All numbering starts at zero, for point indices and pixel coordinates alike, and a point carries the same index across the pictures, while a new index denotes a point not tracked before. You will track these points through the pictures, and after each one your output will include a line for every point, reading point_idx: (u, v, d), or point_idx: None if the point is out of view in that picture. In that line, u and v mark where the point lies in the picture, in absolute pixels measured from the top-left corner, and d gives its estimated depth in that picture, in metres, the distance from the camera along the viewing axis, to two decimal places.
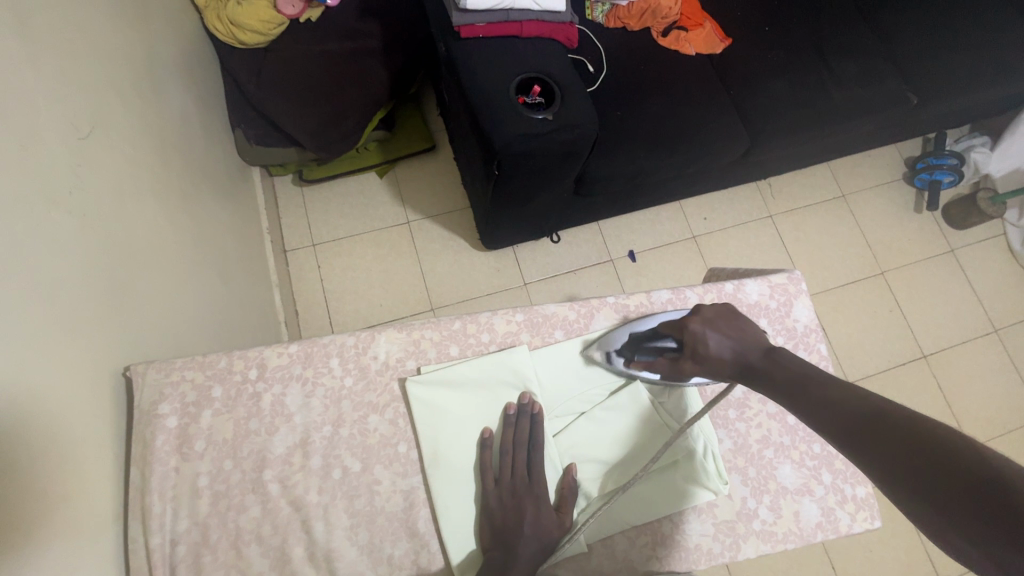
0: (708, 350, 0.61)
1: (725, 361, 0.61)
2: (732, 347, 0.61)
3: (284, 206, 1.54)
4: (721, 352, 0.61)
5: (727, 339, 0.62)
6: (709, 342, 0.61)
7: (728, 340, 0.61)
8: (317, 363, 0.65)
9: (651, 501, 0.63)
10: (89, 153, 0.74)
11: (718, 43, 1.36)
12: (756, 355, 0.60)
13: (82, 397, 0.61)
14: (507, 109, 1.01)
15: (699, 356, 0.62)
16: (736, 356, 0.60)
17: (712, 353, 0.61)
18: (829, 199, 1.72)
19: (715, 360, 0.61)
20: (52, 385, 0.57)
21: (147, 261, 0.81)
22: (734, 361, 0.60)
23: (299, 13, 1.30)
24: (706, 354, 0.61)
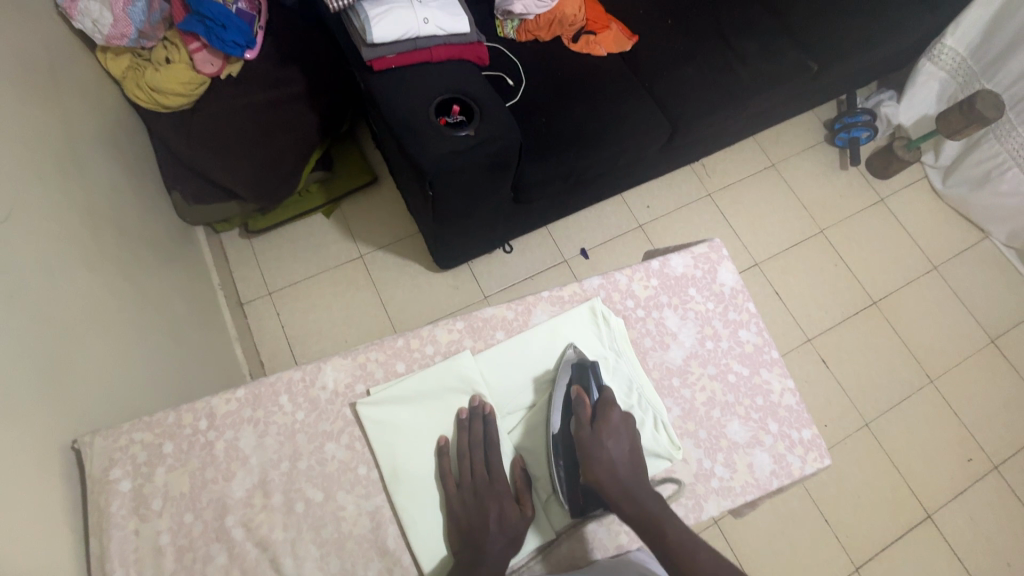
0: (596, 451, 0.61)
1: (598, 470, 0.60)
2: (615, 463, 0.61)
3: (234, 259, 1.53)
4: (602, 461, 0.60)
5: (618, 448, 0.62)
6: (606, 441, 0.62)
7: (622, 451, 0.62)
8: (267, 403, 0.65)
9: None
10: (11, 236, 0.73)
11: (626, 41, 1.43)
12: (628, 475, 0.60)
13: (31, 473, 0.60)
14: (430, 131, 1.04)
15: (590, 447, 0.61)
16: (611, 472, 0.60)
17: (599, 453, 0.61)
18: (761, 170, 1.81)
19: (592, 459, 0.61)
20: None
21: (87, 333, 0.81)
22: (602, 475, 0.60)
23: (219, 70, 1.31)
24: (595, 452, 0.61)
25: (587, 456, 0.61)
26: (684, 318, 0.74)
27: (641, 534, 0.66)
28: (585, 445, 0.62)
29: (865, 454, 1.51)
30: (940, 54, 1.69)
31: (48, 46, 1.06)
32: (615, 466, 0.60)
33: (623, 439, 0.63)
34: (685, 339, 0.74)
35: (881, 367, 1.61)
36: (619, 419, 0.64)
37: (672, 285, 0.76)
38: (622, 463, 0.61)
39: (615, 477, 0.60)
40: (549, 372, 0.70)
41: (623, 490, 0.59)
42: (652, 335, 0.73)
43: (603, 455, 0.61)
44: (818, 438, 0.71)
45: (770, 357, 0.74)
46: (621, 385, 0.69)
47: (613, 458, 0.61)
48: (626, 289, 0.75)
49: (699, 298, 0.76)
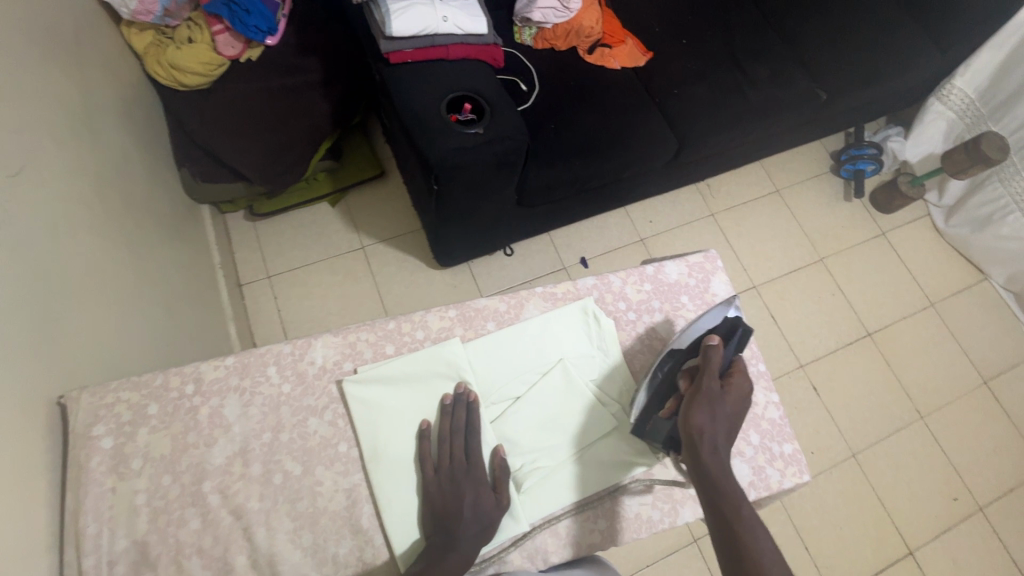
0: (703, 405, 0.60)
1: (696, 418, 0.59)
2: (717, 418, 0.60)
3: (237, 240, 1.55)
4: (712, 406, 0.60)
5: (725, 410, 0.61)
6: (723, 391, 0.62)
7: (727, 412, 0.61)
8: (254, 373, 0.66)
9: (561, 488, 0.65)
10: (19, 191, 0.74)
11: (640, 57, 1.45)
12: (722, 436, 0.60)
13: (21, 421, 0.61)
14: (440, 127, 1.06)
15: (698, 394, 0.60)
16: (712, 419, 0.59)
17: (707, 410, 0.60)
18: (765, 195, 1.82)
19: (701, 410, 0.59)
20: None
21: (85, 294, 0.82)
22: (700, 426, 0.59)
23: (239, 54, 1.34)
24: (705, 406, 0.60)
25: (702, 398, 0.60)
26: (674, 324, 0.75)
27: (615, 534, 0.65)
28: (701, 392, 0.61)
29: (850, 485, 1.50)
30: (949, 93, 1.71)
31: (75, 16, 1.08)
32: (718, 433, 0.59)
33: (731, 407, 0.62)
34: None
35: (871, 400, 1.61)
36: (740, 385, 0.63)
37: (665, 291, 0.77)
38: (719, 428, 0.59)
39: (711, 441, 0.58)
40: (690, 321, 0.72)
41: (714, 442, 0.58)
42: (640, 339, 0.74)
43: (710, 415, 0.60)
44: (799, 453, 0.71)
45: (756, 370, 0.75)
46: (605, 384, 0.71)
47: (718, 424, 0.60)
48: (619, 291, 0.76)
49: (690, 307, 0.76)
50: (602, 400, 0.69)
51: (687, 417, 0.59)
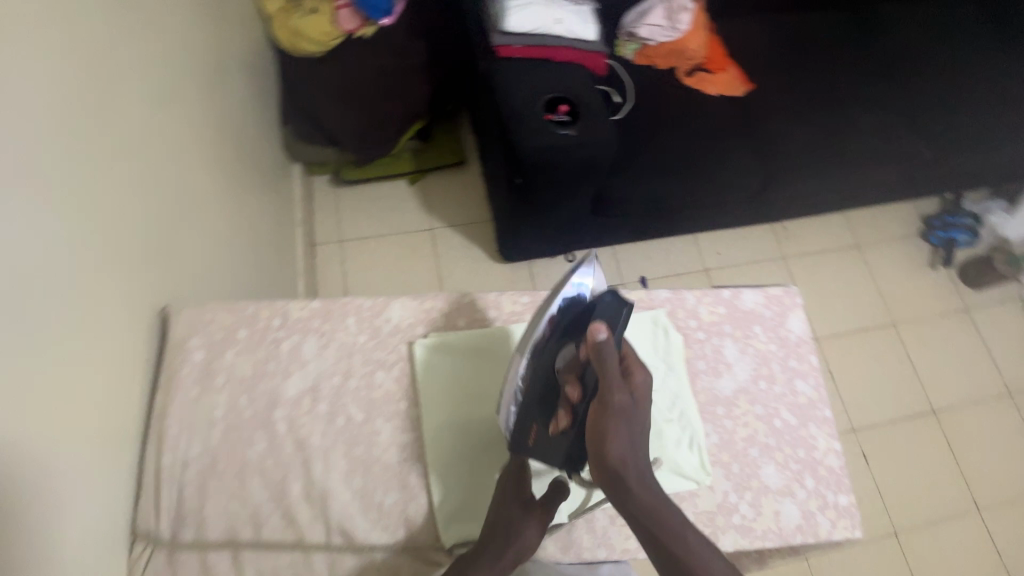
0: (618, 424, 0.55)
1: (611, 448, 0.54)
2: (636, 438, 0.56)
3: (318, 202, 1.64)
4: (625, 428, 0.55)
5: (638, 422, 0.57)
6: (633, 401, 0.58)
7: (642, 423, 0.58)
8: (335, 319, 0.70)
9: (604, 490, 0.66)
10: (160, 119, 0.83)
11: (740, 87, 1.44)
12: (642, 454, 0.55)
13: (132, 327, 0.67)
14: (534, 124, 1.10)
15: (610, 414, 0.55)
16: (631, 442, 0.55)
17: (623, 427, 0.55)
18: (842, 247, 1.75)
19: (616, 438, 0.54)
20: (108, 316, 0.62)
21: (194, 221, 0.89)
22: (621, 455, 0.54)
23: (356, 29, 1.40)
24: (622, 425, 0.55)
25: (613, 424, 0.54)
26: (743, 351, 0.74)
27: None
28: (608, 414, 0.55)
29: (886, 564, 1.41)
30: None
31: None
32: (636, 450, 0.55)
33: (642, 414, 0.58)
34: (739, 372, 0.73)
35: (924, 480, 1.51)
36: (643, 383, 0.60)
37: (738, 318, 0.76)
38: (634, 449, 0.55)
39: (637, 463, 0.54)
40: None
41: (637, 467, 0.54)
42: (706, 360, 0.73)
43: (626, 434, 0.55)
44: (854, 508, 0.68)
45: (821, 414, 0.72)
46: (665, 397, 0.70)
47: (636, 436, 0.56)
48: (691, 309, 0.76)
49: (762, 337, 0.75)
50: (659, 412, 0.69)
51: (604, 448, 0.54)
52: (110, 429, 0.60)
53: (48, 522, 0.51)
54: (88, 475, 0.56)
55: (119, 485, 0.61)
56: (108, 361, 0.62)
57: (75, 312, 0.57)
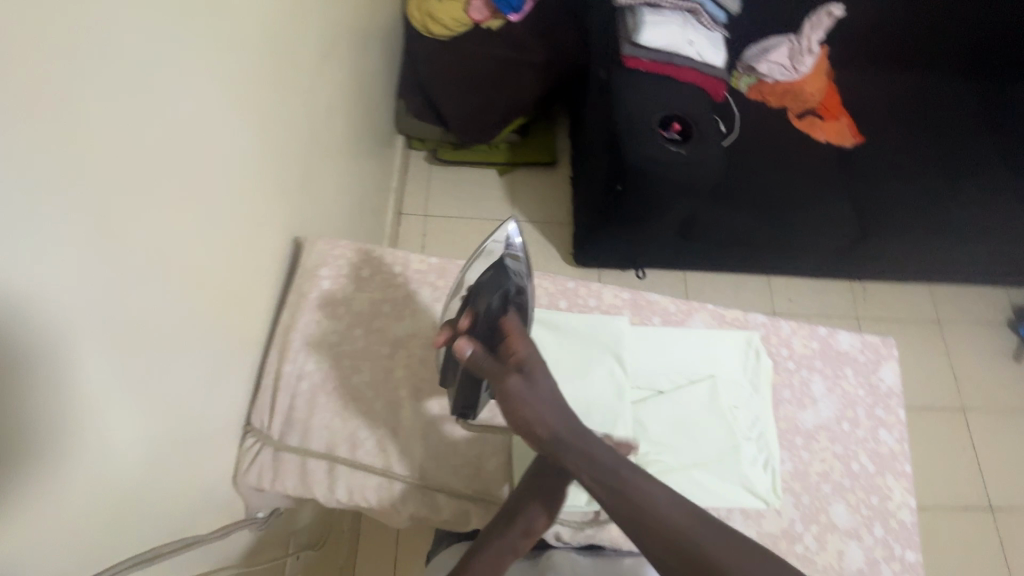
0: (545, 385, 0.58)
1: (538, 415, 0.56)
2: (542, 397, 0.57)
3: (412, 175, 1.72)
4: (530, 395, 0.57)
5: (544, 385, 0.58)
6: (529, 366, 0.58)
7: (548, 386, 0.58)
8: (449, 277, 0.76)
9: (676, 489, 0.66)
10: (322, 71, 0.91)
11: (849, 138, 1.41)
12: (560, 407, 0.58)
13: (240, 270, 0.64)
14: (647, 135, 1.13)
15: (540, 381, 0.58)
16: (536, 405, 0.57)
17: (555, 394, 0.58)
18: (921, 320, 1.69)
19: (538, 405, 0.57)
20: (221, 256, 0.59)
21: (326, 167, 0.97)
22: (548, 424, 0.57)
23: (484, 20, 1.49)
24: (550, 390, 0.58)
25: (511, 397, 0.56)
26: (830, 389, 0.75)
27: None
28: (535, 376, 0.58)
29: None
30: None
31: None
32: (548, 409, 0.57)
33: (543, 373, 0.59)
34: (824, 408, 0.74)
35: None
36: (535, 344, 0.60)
37: (831, 356, 0.77)
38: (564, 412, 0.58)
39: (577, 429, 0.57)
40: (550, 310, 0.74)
41: (556, 425, 0.57)
42: (793, 390, 0.74)
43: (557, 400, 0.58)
44: (921, 567, 0.67)
45: (900, 468, 0.72)
46: (747, 416, 0.71)
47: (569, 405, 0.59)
48: (785, 338, 0.77)
49: (852, 381, 0.75)
50: (739, 427, 0.70)
51: (515, 417, 0.57)
52: (197, 373, 0.57)
53: (153, 441, 0.51)
54: (170, 417, 0.53)
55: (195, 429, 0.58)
56: (210, 302, 0.58)
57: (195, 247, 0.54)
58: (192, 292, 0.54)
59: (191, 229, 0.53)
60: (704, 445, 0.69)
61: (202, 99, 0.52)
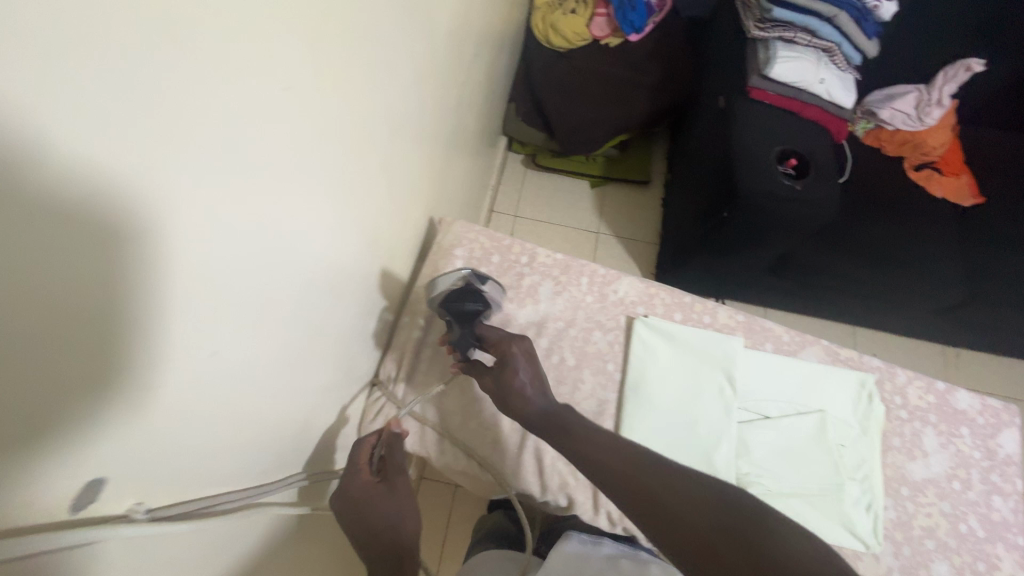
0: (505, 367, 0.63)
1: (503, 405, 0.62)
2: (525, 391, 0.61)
3: (508, 175, 1.79)
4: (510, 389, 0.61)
5: (526, 380, 0.62)
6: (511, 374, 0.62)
7: (529, 381, 0.62)
8: (572, 274, 0.80)
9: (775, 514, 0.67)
10: (470, 67, 0.98)
11: (968, 197, 1.35)
12: (540, 398, 0.61)
13: (357, 237, 0.59)
14: (762, 166, 1.13)
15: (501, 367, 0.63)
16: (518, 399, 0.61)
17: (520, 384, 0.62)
18: (1020, 399, 1.58)
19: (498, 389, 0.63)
20: (340, 219, 0.53)
21: (456, 155, 1.04)
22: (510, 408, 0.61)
23: (603, 36, 1.54)
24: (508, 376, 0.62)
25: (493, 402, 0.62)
26: (944, 446, 0.73)
27: None
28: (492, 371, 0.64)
29: None
30: None
31: None
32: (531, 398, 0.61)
33: (526, 371, 0.62)
34: (934, 464, 0.72)
35: None
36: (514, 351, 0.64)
37: (947, 413, 0.75)
38: (541, 398, 0.61)
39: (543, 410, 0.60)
40: (656, 332, 0.75)
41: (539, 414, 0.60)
42: (903, 439, 0.73)
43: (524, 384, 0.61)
44: None
45: (1012, 539, 0.69)
46: (854, 456, 0.71)
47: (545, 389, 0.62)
48: (899, 386, 0.76)
49: (968, 441, 0.73)
50: (845, 465, 0.70)
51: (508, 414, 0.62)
52: (302, 343, 0.52)
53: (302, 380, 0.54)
54: (267, 390, 0.47)
55: (291, 404, 0.53)
56: (321, 267, 0.52)
57: (318, 204, 0.48)
58: (320, 251, 0.51)
59: (317, 183, 0.47)
60: (807, 477, 0.69)
61: (392, 79, 0.58)
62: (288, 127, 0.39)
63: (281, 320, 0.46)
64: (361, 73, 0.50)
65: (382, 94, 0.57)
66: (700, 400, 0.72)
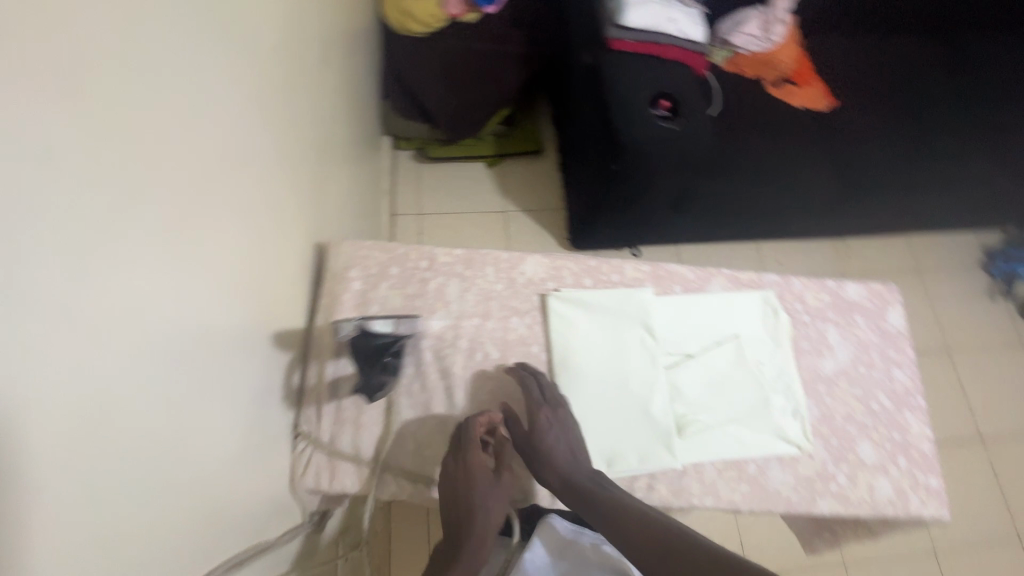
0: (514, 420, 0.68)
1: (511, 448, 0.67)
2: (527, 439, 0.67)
3: (401, 175, 1.72)
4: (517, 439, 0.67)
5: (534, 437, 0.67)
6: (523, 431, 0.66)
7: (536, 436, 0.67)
8: (476, 267, 0.78)
9: (717, 444, 0.70)
10: (320, 75, 0.91)
11: (825, 101, 1.44)
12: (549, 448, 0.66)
13: (217, 292, 0.51)
14: (638, 116, 1.19)
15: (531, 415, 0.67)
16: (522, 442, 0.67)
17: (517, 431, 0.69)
18: (902, 270, 1.78)
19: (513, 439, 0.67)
20: (181, 280, 0.44)
21: (331, 170, 0.97)
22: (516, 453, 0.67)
23: (460, 14, 1.46)
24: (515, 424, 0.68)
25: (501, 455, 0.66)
26: (845, 337, 0.79)
27: (755, 499, 0.70)
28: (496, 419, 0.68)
29: None
30: None
31: None
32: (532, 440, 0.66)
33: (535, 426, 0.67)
34: (840, 355, 0.78)
35: (969, 508, 1.52)
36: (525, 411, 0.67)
37: (842, 306, 0.81)
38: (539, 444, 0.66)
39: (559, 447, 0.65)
40: (570, 303, 0.76)
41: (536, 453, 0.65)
42: (810, 341, 0.79)
43: (553, 428, 0.66)
44: (943, 491, 0.73)
45: (915, 403, 0.77)
46: (773, 369, 0.76)
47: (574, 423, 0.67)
48: (798, 294, 0.81)
49: (863, 327, 0.80)
50: (767, 379, 0.75)
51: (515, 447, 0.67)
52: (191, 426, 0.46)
53: (205, 465, 0.48)
54: (148, 502, 0.40)
55: (181, 511, 0.45)
56: (168, 343, 0.42)
57: (145, 275, 0.39)
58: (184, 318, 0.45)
59: (141, 248, 0.39)
60: (736, 400, 0.73)
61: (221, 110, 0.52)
62: (57, 195, 0.31)
63: (128, 429, 0.37)
64: (152, 96, 0.40)
65: (220, 132, 0.51)
66: (628, 357, 0.73)
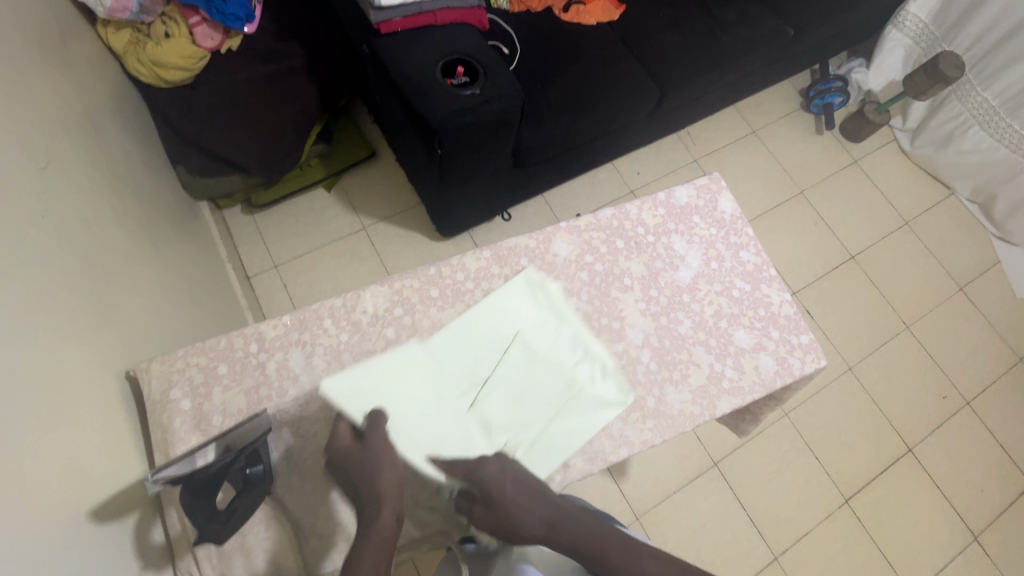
0: (381, 440, 0.58)
1: (387, 477, 0.55)
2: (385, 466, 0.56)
3: (238, 234, 1.56)
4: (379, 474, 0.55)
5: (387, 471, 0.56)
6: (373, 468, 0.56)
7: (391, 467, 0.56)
8: (312, 326, 0.70)
9: (554, 448, 0.67)
10: (50, 183, 0.76)
11: (614, 10, 1.47)
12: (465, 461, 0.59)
13: None
14: (439, 92, 1.10)
15: (477, 461, 0.59)
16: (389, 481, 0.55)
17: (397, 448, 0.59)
18: (742, 137, 1.90)
19: (368, 462, 0.56)
20: None
21: (120, 281, 0.83)
22: (394, 479, 0.56)
23: (219, 45, 1.33)
24: (387, 440, 0.58)
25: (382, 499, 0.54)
26: (691, 242, 0.81)
27: (666, 430, 0.71)
28: (355, 454, 0.57)
29: (850, 396, 1.61)
30: (904, 20, 1.79)
31: (57, 14, 1.06)
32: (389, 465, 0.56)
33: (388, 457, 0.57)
34: (692, 260, 0.80)
35: (861, 318, 1.71)
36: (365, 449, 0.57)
37: (678, 213, 0.83)
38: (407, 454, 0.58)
39: (512, 493, 0.56)
40: (346, 387, 0.62)
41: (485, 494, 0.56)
42: (662, 257, 0.80)
43: (511, 479, 0.57)
44: (816, 342, 0.78)
45: (768, 275, 0.82)
46: (568, 343, 0.73)
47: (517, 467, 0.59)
48: (636, 218, 0.82)
49: (703, 224, 0.83)
50: (569, 358, 0.72)
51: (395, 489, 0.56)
52: None
53: None
54: None
55: None
56: None
57: None
58: None
59: None
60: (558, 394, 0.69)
61: None
62: None
63: None
64: None
65: None
66: (430, 417, 0.63)
